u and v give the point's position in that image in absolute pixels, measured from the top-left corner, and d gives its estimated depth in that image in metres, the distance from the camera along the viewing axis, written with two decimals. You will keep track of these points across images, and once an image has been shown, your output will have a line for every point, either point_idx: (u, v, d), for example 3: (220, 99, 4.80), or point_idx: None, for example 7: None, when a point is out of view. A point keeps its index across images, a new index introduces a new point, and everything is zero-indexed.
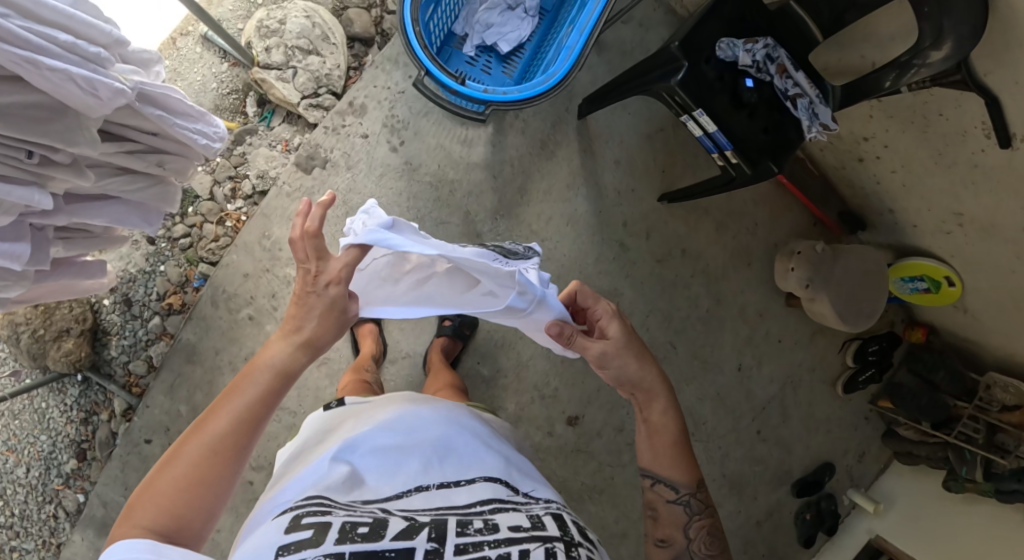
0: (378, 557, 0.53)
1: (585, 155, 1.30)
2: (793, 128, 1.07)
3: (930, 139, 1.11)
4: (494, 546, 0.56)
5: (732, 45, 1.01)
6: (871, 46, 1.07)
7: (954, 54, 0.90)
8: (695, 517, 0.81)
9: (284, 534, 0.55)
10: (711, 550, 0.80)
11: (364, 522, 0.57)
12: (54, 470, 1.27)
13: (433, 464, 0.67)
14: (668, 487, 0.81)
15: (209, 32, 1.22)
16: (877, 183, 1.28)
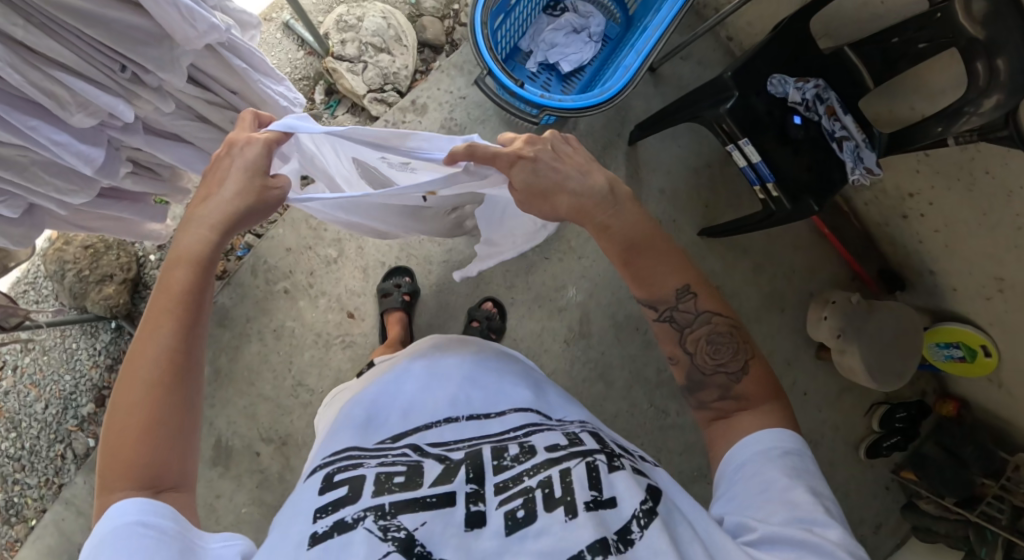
0: (419, 503, 0.58)
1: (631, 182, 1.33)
2: (837, 170, 1.06)
3: (974, 198, 1.12)
4: (533, 474, 0.61)
5: (784, 82, 1.04)
6: (921, 99, 1.09)
7: (1005, 105, 0.91)
8: (689, 328, 0.74)
9: (319, 496, 0.61)
10: (721, 357, 0.73)
11: (398, 472, 0.63)
12: (71, 411, 1.35)
13: (460, 400, 0.75)
14: (653, 308, 0.75)
15: (292, 21, 1.31)
16: (918, 242, 1.27)
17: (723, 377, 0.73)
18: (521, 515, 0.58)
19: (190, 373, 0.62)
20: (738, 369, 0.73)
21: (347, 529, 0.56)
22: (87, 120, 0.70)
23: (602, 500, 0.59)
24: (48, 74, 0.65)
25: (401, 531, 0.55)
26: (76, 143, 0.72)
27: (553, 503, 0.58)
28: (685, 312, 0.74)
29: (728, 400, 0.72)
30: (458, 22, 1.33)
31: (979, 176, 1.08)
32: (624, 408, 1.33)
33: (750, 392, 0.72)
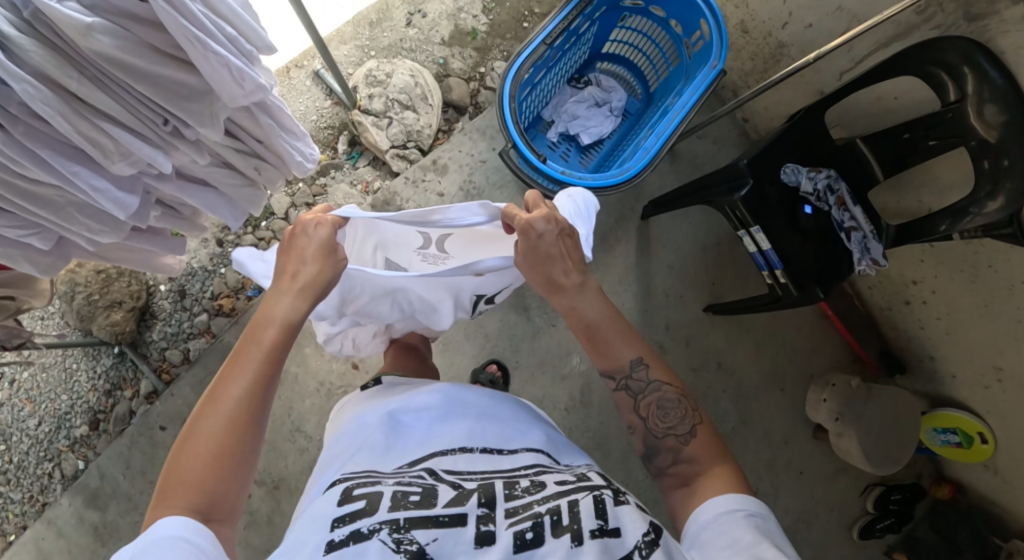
0: (432, 520, 0.65)
1: (641, 255, 1.35)
2: (844, 261, 1.12)
3: (976, 289, 1.15)
4: (543, 502, 0.69)
5: (797, 172, 1.07)
6: (928, 194, 1.14)
7: (1008, 207, 0.97)
8: (644, 395, 0.80)
9: (338, 508, 0.68)
10: (672, 422, 0.79)
11: (414, 491, 0.69)
12: (64, 430, 1.47)
13: (478, 431, 0.80)
14: (615, 378, 0.81)
15: (322, 70, 1.36)
16: (919, 328, 1.30)
17: (674, 440, 0.78)
18: (529, 537, 0.65)
19: (259, 403, 0.72)
20: (687, 432, 0.78)
21: (362, 539, 0.63)
22: (126, 169, 0.69)
23: (607, 529, 0.66)
24: (90, 125, 0.65)
25: (412, 545, 0.63)
26: (113, 190, 0.71)
27: (560, 530, 0.66)
28: (637, 380, 0.80)
29: (683, 461, 0.77)
30: (483, 85, 1.37)
31: (982, 269, 1.12)
32: (620, 478, 1.32)
33: (700, 456, 0.76)
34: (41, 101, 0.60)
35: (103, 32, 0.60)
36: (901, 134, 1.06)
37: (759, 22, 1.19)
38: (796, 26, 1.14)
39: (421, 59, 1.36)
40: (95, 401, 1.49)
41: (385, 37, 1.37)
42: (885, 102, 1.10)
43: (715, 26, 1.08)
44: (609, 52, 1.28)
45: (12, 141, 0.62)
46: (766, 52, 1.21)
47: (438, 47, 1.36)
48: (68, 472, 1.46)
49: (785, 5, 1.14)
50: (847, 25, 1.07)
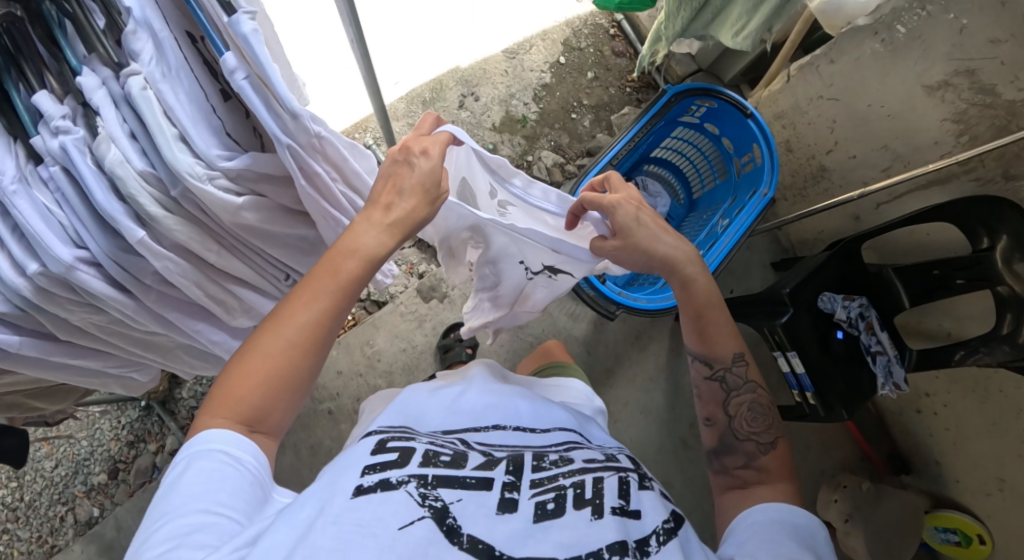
0: (459, 481, 0.64)
1: (672, 353, 1.40)
2: (871, 383, 1.19)
3: (986, 410, 1.22)
4: (567, 476, 0.68)
5: (832, 300, 1.15)
6: (949, 321, 1.21)
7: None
8: (734, 392, 0.85)
9: (370, 455, 0.65)
10: (756, 428, 0.83)
11: (444, 452, 0.67)
12: (81, 476, 1.40)
13: (512, 413, 0.80)
14: (705, 363, 0.86)
15: (374, 146, 1.38)
16: (929, 434, 1.38)
17: (754, 447, 0.81)
18: (550, 507, 0.64)
19: (321, 347, 0.66)
20: (768, 442, 0.82)
21: (390, 487, 0.61)
22: (247, 322, 0.72)
23: (628, 510, 0.66)
24: (217, 285, 0.65)
25: (438, 501, 0.61)
26: (230, 340, 0.74)
27: (582, 503, 0.65)
28: (734, 376, 0.84)
29: (754, 467, 0.79)
30: (530, 172, 1.40)
31: (993, 392, 1.20)
32: None
33: (771, 467, 0.79)
34: (180, 274, 0.59)
35: (250, 209, 0.59)
36: (932, 271, 1.13)
37: (804, 145, 1.27)
38: (840, 155, 1.22)
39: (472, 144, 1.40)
40: (116, 450, 1.42)
41: (437, 118, 1.40)
42: (918, 238, 1.17)
43: (768, 152, 1.17)
44: (657, 158, 1.37)
45: (141, 306, 0.62)
46: (806, 171, 1.30)
47: (489, 132, 1.40)
48: (81, 518, 1.39)
49: (832, 134, 1.21)
50: (889, 163, 1.15)
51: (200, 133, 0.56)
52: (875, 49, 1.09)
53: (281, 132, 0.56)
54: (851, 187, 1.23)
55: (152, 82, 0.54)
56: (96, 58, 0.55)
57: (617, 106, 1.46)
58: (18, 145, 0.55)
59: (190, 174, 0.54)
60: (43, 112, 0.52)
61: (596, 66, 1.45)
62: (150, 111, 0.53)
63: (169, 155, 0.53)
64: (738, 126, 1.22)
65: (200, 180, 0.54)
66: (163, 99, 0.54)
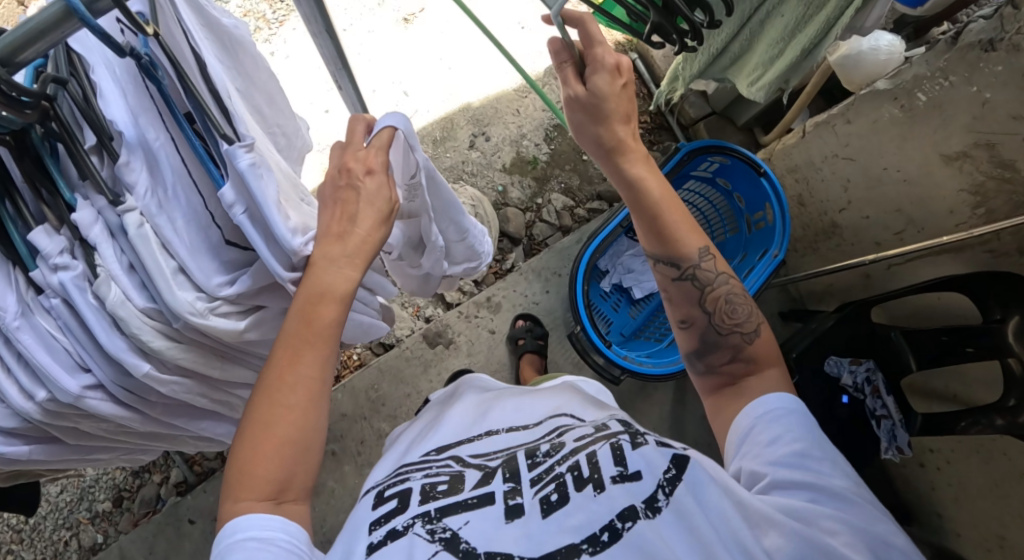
0: (462, 504, 0.62)
1: (677, 404, 1.40)
2: (874, 443, 1.22)
3: (988, 470, 1.20)
4: (562, 462, 0.64)
5: (839, 364, 1.22)
6: (956, 382, 1.20)
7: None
8: (705, 290, 0.78)
9: (373, 510, 0.65)
10: (739, 323, 0.76)
11: (441, 481, 0.66)
12: (86, 503, 1.38)
13: (500, 420, 0.77)
14: (670, 264, 0.78)
15: None
16: (930, 487, 1.36)
17: (737, 340, 0.75)
18: (555, 499, 0.60)
19: (320, 393, 0.64)
20: (754, 330, 0.75)
21: (398, 536, 0.60)
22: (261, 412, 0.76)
23: (627, 474, 0.60)
24: (219, 390, 0.67)
25: (446, 531, 0.59)
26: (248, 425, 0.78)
27: (582, 483, 0.60)
28: (706, 271, 0.78)
29: (745, 357, 0.74)
30: (539, 216, 1.41)
31: (996, 454, 1.18)
32: None
33: (760, 355, 0.73)
34: (185, 390, 0.61)
35: (252, 328, 0.62)
36: (939, 337, 1.12)
37: (816, 201, 1.28)
38: (854, 214, 1.21)
39: (482, 184, 1.40)
40: (121, 478, 1.41)
41: (447, 158, 1.40)
42: (927, 299, 1.18)
43: (781, 211, 1.18)
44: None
45: (149, 416, 0.63)
46: (820, 225, 1.30)
47: (498, 173, 1.41)
48: (85, 544, 1.38)
49: (845, 193, 1.21)
50: (903, 226, 1.14)
51: (199, 263, 0.57)
52: (894, 113, 1.07)
53: (281, 267, 0.60)
54: (863, 246, 1.23)
55: (147, 216, 0.55)
56: (87, 187, 0.54)
57: None
58: (17, 273, 0.55)
59: (189, 310, 0.55)
60: (40, 250, 0.52)
61: None
62: (148, 250, 0.54)
63: (168, 296, 0.54)
64: (750, 183, 1.23)
65: (199, 315, 0.56)
66: (160, 232, 0.55)
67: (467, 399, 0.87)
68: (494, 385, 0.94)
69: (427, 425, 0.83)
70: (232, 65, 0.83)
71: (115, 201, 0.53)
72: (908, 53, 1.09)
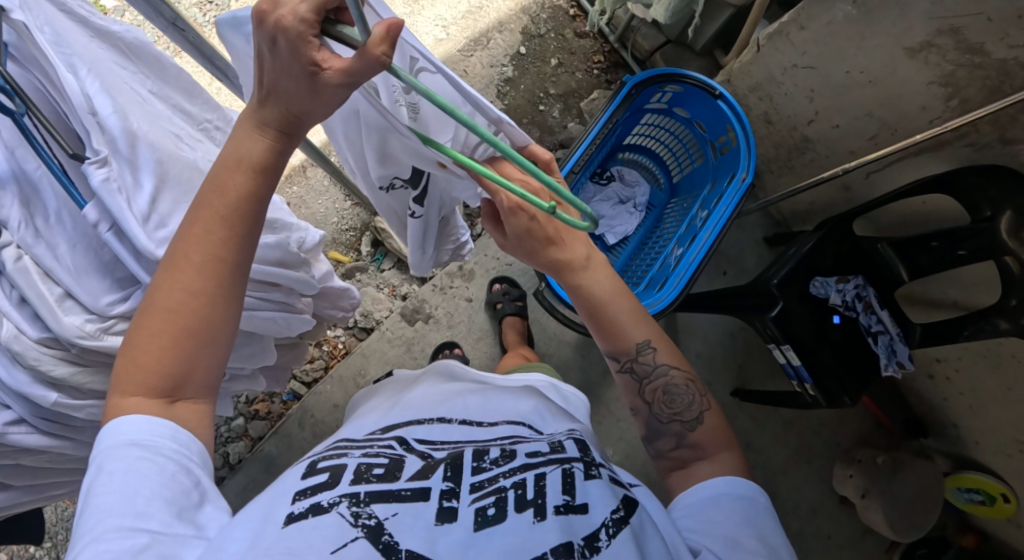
0: (394, 495, 0.61)
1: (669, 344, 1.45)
2: (874, 365, 1.18)
3: (999, 376, 1.14)
4: (508, 476, 0.64)
5: (825, 285, 1.16)
6: (955, 289, 1.13)
7: None
8: (645, 381, 0.81)
9: (301, 480, 0.63)
10: (678, 408, 0.80)
11: (379, 464, 0.65)
12: None
13: (456, 411, 0.76)
14: (612, 356, 0.81)
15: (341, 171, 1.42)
16: (942, 399, 1.30)
17: (678, 426, 0.79)
18: (491, 513, 0.61)
19: (234, 277, 0.60)
20: (694, 418, 0.79)
21: (321, 512, 0.58)
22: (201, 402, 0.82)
23: (574, 505, 0.61)
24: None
25: (371, 519, 0.58)
26: None
27: (524, 504, 0.61)
28: (644, 363, 0.80)
29: (689, 447, 0.77)
30: None
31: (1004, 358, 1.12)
32: None
33: (705, 442, 0.77)
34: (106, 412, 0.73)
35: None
36: (930, 243, 1.06)
37: (784, 116, 1.22)
38: (823, 123, 1.16)
39: None
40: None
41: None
42: (913, 205, 1.11)
43: (743, 133, 1.13)
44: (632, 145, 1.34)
45: (79, 442, 0.76)
46: (791, 141, 1.25)
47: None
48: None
49: (811, 104, 1.15)
50: (876, 130, 1.09)
51: (85, 286, 0.68)
52: (848, 11, 0.98)
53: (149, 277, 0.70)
54: (839, 156, 1.18)
55: (26, 247, 0.66)
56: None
57: (586, 92, 1.41)
58: None
59: (78, 332, 0.66)
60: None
61: (558, 51, 1.41)
62: (30, 280, 0.66)
63: (56, 321, 0.65)
64: (708, 109, 1.19)
65: (89, 335, 0.67)
66: (39, 259, 0.66)
67: (428, 380, 0.85)
68: (463, 370, 0.87)
69: (385, 402, 0.81)
70: (131, 67, 0.81)
71: None
72: None
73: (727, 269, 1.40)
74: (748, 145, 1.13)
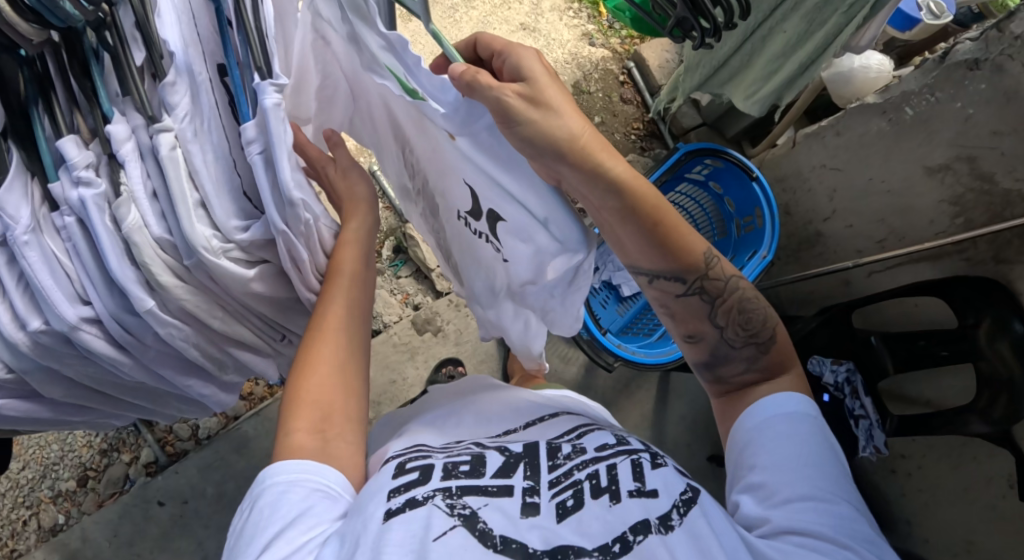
0: (482, 490, 0.64)
1: (659, 403, 1.51)
2: (852, 444, 1.28)
3: (958, 475, 1.27)
4: (581, 468, 0.67)
5: (821, 363, 1.28)
6: (927, 387, 1.27)
7: (1005, 420, 1.08)
8: (718, 302, 0.77)
9: (393, 478, 0.66)
10: (750, 329, 0.77)
11: (464, 461, 0.69)
12: (48, 481, 1.29)
13: (518, 413, 0.84)
14: (672, 279, 0.75)
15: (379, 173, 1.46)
16: (901, 495, 1.41)
17: (751, 350, 0.77)
18: (570, 504, 0.63)
19: (356, 323, 0.77)
20: (768, 340, 0.78)
21: (417, 504, 0.62)
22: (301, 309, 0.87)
23: (646, 490, 0.64)
24: (215, 345, 0.79)
25: (466, 508, 0.61)
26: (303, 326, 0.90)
27: (600, 492, 0.64)
28: (716, 280, 0.76)
29: (759, 370, 0.77)
30: None
31: (967, 458, 1.24)
32: None
33: (772, 366, 0.77)
34: (181, 336, 0.72)
35: (258, 279, 0.72)
36: (918, 340, 1.19)
37: (801, 210, 1.37)
38: (837, 222, 1.31)
39: None
40: (87, 457, 1.32)
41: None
42: (907, 305, 1.25)
43: (770, 215, 1.25)
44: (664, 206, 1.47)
45: (136, 361, 0.74)
46: (803, 232, 1.39)
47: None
48: (45, 525, 1.28)
49: (830, 202, 1.30)
50: (884, 235, 1.23)
51: (222, 203, 0.67)
52: (883, 126, 1.14)
53: (278, 219, 0.65)
54: (845, 253, 1.33)
55: (182, 140, 0.64)
56: (132, 105, 0.64)
57: (621, 152, 1.55)
58: (34, 186, 0.64)
59: (204, 244, 0.65)
60: (68, 159, 0.62)
61: (603, 111, 1.56)
62: (177, 174, 0.64)
63: (188, 226, 0.64)
64: (742, 188, 1.30)
65: (211, 250, 0.66)
66: (189, 157, 0.64)
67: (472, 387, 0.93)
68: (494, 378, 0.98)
69: (432, 408, 0.89)
70: None
71: (152, 120, 0.63)
72: (897, 71, 1.18)
73: None
74: (773, 228, 1.24)
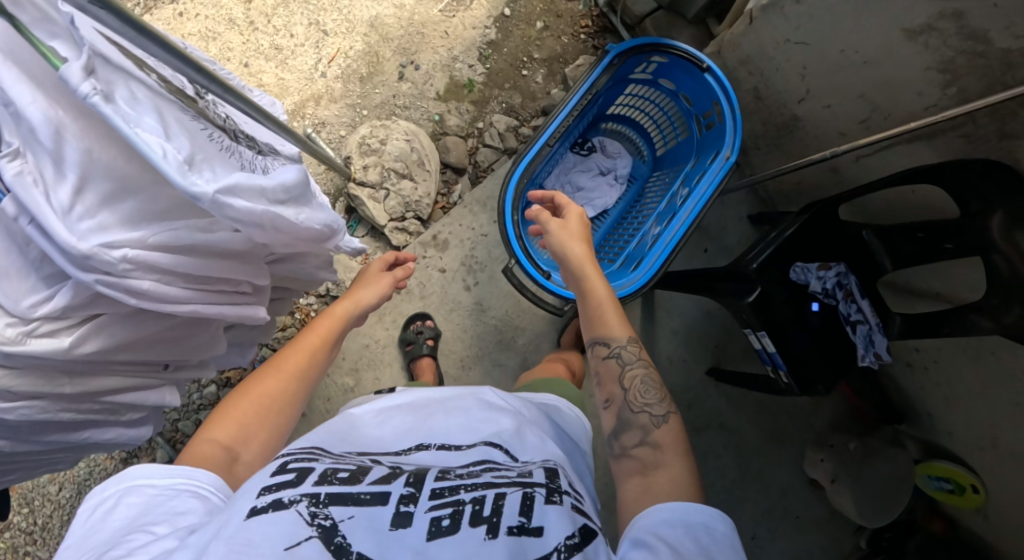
0: (352, 498, 0.63)
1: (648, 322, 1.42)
2: (850, 353, 1.12)
3: (979, 369, 1.12)
4: (469, 490, 0.65)
5: (806, 271, 1.09)
6: (938, 280, 1.10)
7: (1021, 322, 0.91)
8: (631, 367, 0.88)
9: (269, 477, 0.64)
10: (650, 400, 0.84)
11: (345, 469, 0.67)
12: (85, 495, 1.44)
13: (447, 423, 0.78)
14: (603, 344, 0.90)
15: (315, 133, 1.37)
16: (918, 388, 1.29)
17: (645, 419, 0.83)
18: (445, 525, 0.62)
19: (321, 360, 0.96)
20: (662, 414, 0.83)
21: (280, 508, 0.60)
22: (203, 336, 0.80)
23: (528, 528, 0.62)
24: (95, 401, 0.69)
25: (326, 521, 0.60)
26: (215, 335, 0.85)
27: (478, 520, 0.62)
28: (628, 352, 0.88)
29: (646, 435, 0.81)
30: (481, 140, 1.38)
31: (980, 350, 1.10)
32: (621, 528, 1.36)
33: (664, 440, 0.80)
34: (41, 411, 0.65)
35: (91, 341, 0.62)
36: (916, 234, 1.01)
37: (773, 92, 1.16)
38: (814, 103, 1.10)
39: (416, 117, 1.37)
40: (113, 467, 1.46)
41: (377, 94, 1.37)
42: (903, 193, 1.06)
43: (730, 109, 1.07)
44: (617, 112, 1.29)
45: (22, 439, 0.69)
46: (781, 118, 1.19)
47: (433, 103, 1.38)
48: None
49: (803, 81, 1.09)
50: (868, 113, 1.03)
51: (9, 286, 0.58)
52: None
53: (84, 273, 0.56)
54: (827, 135, 1.13)
55: None
56: None
57: (571, 57, 1.40)
58: None
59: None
60: None
61: (544, 14, 1.40)
62: None
63: None
64: (695, 81, 1.12)
65: (9, 340, 0.57)
66: None
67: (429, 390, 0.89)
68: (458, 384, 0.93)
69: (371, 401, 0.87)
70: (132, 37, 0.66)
71: None
72: None
73: (708, 245, 1.36)
74: (732, 122, 1.07)
